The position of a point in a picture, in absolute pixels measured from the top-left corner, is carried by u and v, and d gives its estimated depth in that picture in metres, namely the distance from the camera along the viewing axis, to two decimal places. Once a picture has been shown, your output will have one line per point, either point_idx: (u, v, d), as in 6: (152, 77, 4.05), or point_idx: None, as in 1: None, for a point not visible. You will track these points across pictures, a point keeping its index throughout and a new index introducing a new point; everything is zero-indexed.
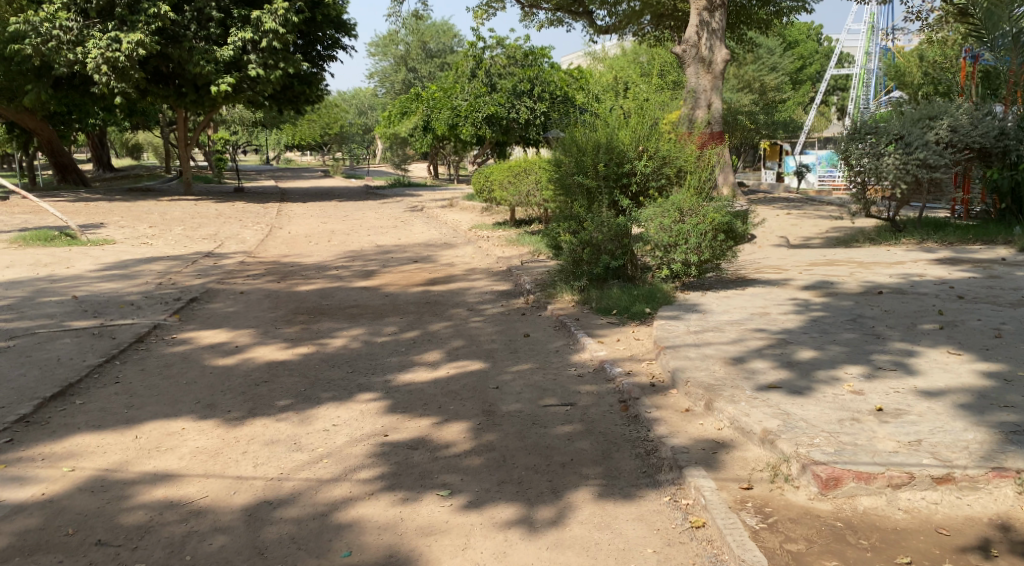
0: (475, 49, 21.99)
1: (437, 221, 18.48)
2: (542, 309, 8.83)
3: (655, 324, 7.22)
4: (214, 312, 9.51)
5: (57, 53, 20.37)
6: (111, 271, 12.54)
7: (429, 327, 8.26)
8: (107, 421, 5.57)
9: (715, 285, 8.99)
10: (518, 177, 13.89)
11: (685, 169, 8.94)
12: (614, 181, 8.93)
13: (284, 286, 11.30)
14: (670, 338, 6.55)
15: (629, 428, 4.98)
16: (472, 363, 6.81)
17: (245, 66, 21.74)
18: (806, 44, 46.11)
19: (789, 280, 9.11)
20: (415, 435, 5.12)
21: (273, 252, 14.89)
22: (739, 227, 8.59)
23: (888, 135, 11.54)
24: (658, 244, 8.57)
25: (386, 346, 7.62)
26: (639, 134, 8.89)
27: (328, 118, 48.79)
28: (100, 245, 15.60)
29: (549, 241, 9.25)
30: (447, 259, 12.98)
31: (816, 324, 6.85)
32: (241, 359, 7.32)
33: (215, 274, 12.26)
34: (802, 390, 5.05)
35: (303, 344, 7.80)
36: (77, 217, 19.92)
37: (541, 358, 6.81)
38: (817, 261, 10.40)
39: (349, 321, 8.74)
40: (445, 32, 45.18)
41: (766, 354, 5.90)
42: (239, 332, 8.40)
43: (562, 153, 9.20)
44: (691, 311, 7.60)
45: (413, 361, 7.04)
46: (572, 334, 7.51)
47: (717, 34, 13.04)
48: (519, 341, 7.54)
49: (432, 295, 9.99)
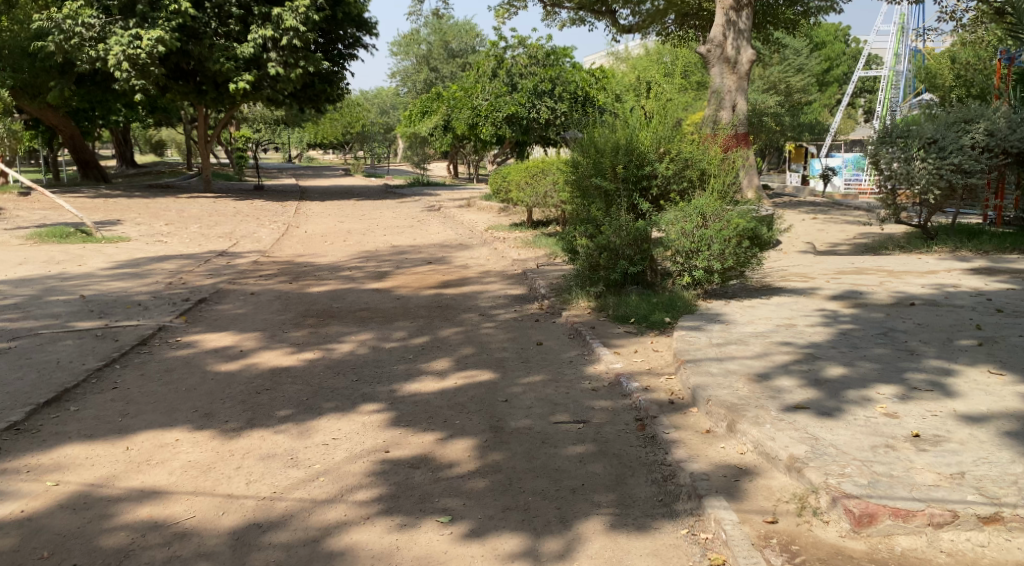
0: (496, 49, 21.51)
1: (454, 221, 18.24)
2: (557, 316, 8.55)
3: (675, 334, 6.92)
4: (223, 314, 9.29)
5: (79, 50, 20.38)
6: (122, 270, 12.39)
7: (440, 333, 7.99)
8: (99, 430, 5.35)
9: (738, 294, 8.66)
10: (537, 178, 13.59)
11: (709, 172, 8.60)
12: (634, 184, 8.61)
13: (296, 287, 11.09)
14: (691, 351, 6.24)
15: (646, 450, 4.69)
16: (483, 373, 6.53)
17: (266, 64, 21.59)
18: (833, 45, 45.48)
19: (816, 289, 8.76)
20: (418, 451, 4.85)
21: (287, 251, 14.69)
22: (765, 234, 8.27)
23: (920, 139, 11.15)
24: (679, 250, 8.27)
25: (394, 353, 7.35)
26: (660, 135, 8.55)
27: (350, 117, 48.75)
28: (115, 242, 15.47)
29: (565, 246, 8.96)
30: (462, 261, 12.72)
31: (846, 339, 6.53)
32: (244, 365, 7.08)
33: (227, 274, 12.08)
34: (831, 411, 4.72)
35: (309, 350, 7.56)
36: (94, 214, 19.85)
37: (555, 369, 6.52)
38: (844, 269, 10.04)
39: (358, 325, 8.49)
40: (467, 31, 44.76)
41: (792, 372, 5.58)
42: (245, 335, 8.18)
43: (580, 154, 8.89)
44: (713, 322, 7.29)
45: (422, 369, 6.78)
46: (588, 344, 7.22)
47: (744, 34, 12.76)
48: (532, 349, 7.25)
49: (445, 299, 9.73)
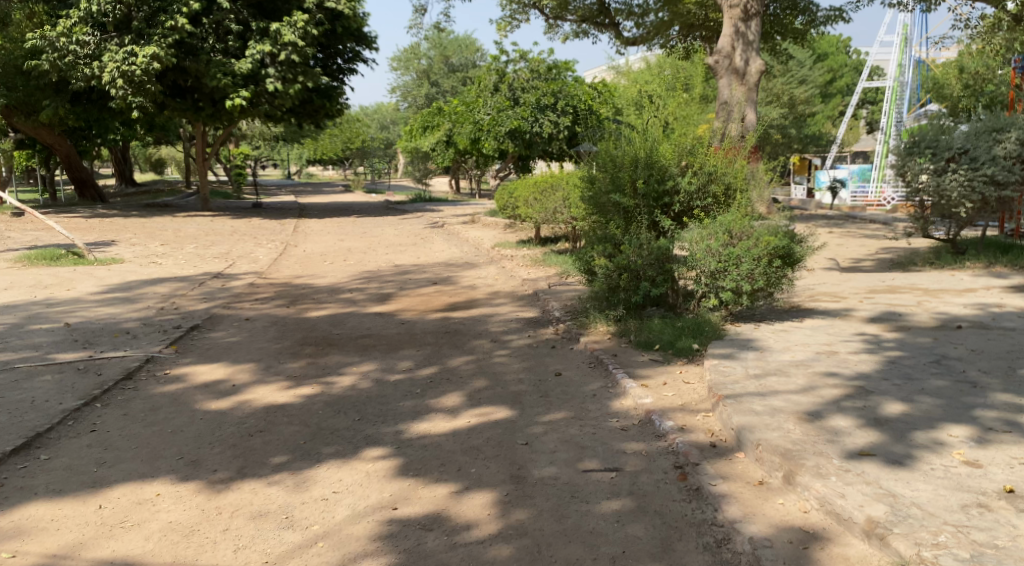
0: (497, 63, 21.18)
1: (458, 238, 17.69)
2: (575, 341, 7.95)
3: (706, 364, 6.33)
4: (216, 342, 8.70)
5: (73, 68, 19.93)
6: (113, 294, 11.81)
7: (449, 363, 7.41)
8: (70, 484, 4.77)
9: (768, 316, 8.07)
10: (545, 194, 13.02)
11: (734, 187, 8.08)
12: (654, 200, 8.09)
13: (294, 312, 10.50)
14: (728, 385, 5.65)
15: (691, 507, 4.13)
16: (498, 410, 5.95)
17: (264, 80, 21.02)
18: (835, 57, 45.01)
19: (851, 311, 8.18)
20: (430, 509, 4.30)
21: (285, 272, 14.14)
22: (797, 252, 7.65)
23: (950, 150, 10.60)
24: (705, 270, 7.70)
25: (400, 387, 6.76)
26: (682, 148, 8.09)
27: (350, 133, 48.32)
28: (107, 265, 14.90)
29: (581, 266, 8.32)
30: (468, 281, 12.14)
31: (896, 368, 5.96)
32: (236, 402, 6.47)
33: (222, 298, 11.51)
34: (901, 457, 4.16)
35: (308, 384, 6.96)
36: (88, 235, 19.30)
37: (577, 405, 5.93)
38: (876, 287, 9.48)
39: (360, 355, 7.90)
40: (468, 46, 44.57)
41: (846, 409, 5.00)
42: (238, 367, 7.59)
43: (596, 170, 8.41)
44: (746, 349, 6.71)
45: (431, 406, 6.18)
46: (611, 374, 6.64)
47: (753, 45, 12.05)
48: (550, 381, 6.66)
49: (452, 323, 9.14)
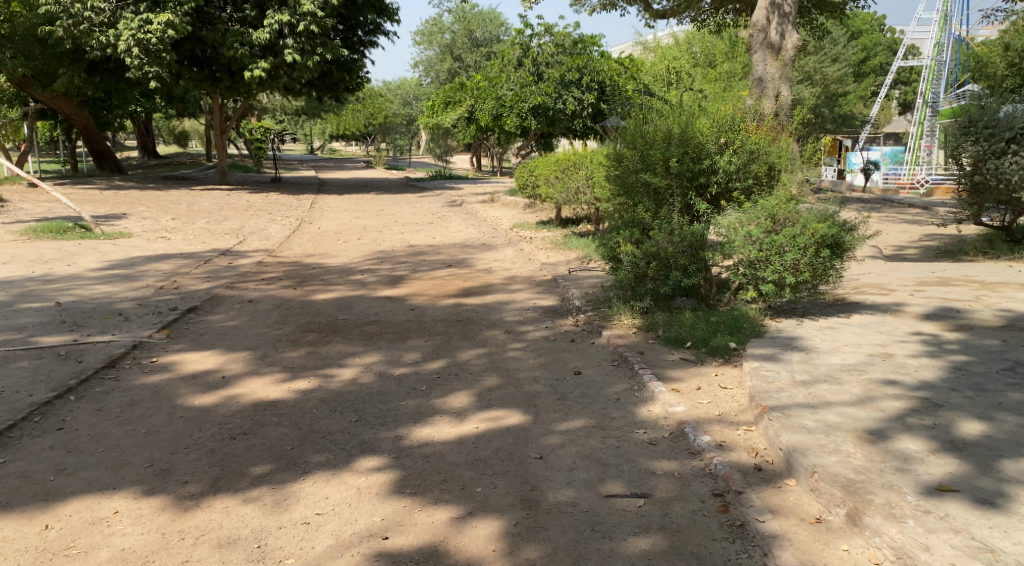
0: (522, 37, 20.19)
1: (476, 218, 17.01)
2: (597, 334, 7.27)
3: (746, 367, 5.67)
4: (212, 326, 8.09)
5: (88, 35, 19.36)
6: (114, 271, 11.26)
7: (459, 356, 6.76)
8: (19, 496, 4.25)
9: (811, 310, 7.34)
10: (568, 172, 12.29)
11: (778, 167, 7.39)
12: (689, 180, 7.41)
13: (300, 293, 9.90)
14: (773, 395, 4.97)
15: (735, 550, 3.56)
16: (511, 414, 5.30)
17: (282, 51, 20.33)
18: (870, 35, 43.57)
19: (903, 306, 7.42)
20: (426, 542, 3.75)
21: (295, 251, 13.54)
22: (848, 240, 6.88)
23: (1011, 129, 9.74)
24: (744, 258, 7.00)
25: (403, 383, 6.11)
26: (721, 124, 7.36)
27: (372, 108, 47.52)
28: (114, 240, 14.37)
29: (605, 252, 7.67)
30: (485, 263, 11.45)
31: (963, 377, 5.25)
32: (222, 397, 5.86)
33: (227, 277, 10.93)
34: (991, 495, 3.51)
35: (304, 377, 6.33)
36: (100, 207, 18.86)
37: (600, 411, 5.28)
38: (926, 279, 8.72)
39: (364, 344, 7.27)
40: (492, 20, 43.11)
41: (914, 427, 4.31)
42: (231, 355, 6.98)
43: (624, 147, 7.74)
44: (790, 350, 6.02)
45: (436, 407, 5.54)
46: (638, 374, 5.97)
47: (789, 17, 10.99)
48: (570, 380, 6.01)
49: (465, 310, 8.49)
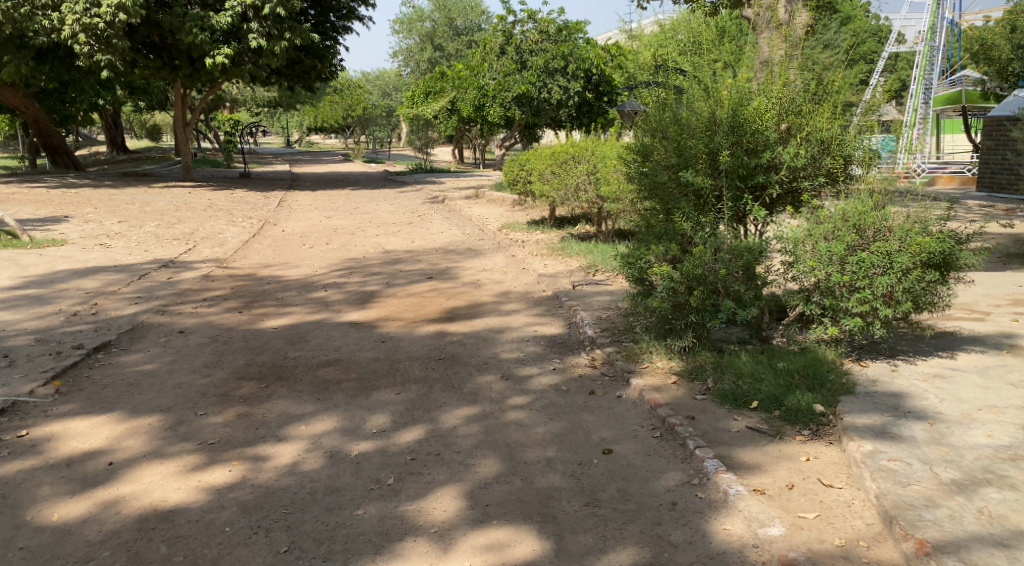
0: (503, 23, 17.99)
1: (459, 217, 15.22)
2: (623, 384, 5.49)
3: (854, 451, 3.95)
4: (121, 373, 6.21)
5: (30, 19, 17.14)
6: (25, 291, 9.31)
7: (441, 421, 4.98)
8: None
9: (902, 346, 5.63)
10: (566, 165, 10.45)
11: (852, 160, 5.75)
12: (741, 179, 5.73)
13: (246, 319, 8.03)
14: (926, 517, 3.34)
15: None
16: (520, 538, 3.62)
17: (246, 35, 18.30)
18: (862, 22, 42.05)
19: (1015, 339, 5.74)
20: None
21: (251, 260, 11.68)
22: (961, 256, 5.12)
23: None
24: (819, 283, 5.27)
25: (361, 472, 4.30)
26: (779, 105, 5.78)
27: (350, 99, 45.49)
28: (40, 249, 12.37)
29: (628, 271, 5.82)
30: (472, 274, 9.66)
31: None
32: (97, 504, 4.02)
33: (162, 298, 9.05)
34: None
35: (224, 462, 4.50)
36: (40, 209, 16.85)
37: (651, 534, 3.59)
38: (1020, 297, 7.01)
39: (314, 400, 5.45)
40: (473, 7, 41.27)
41: None
42: (132, 422, 5.13)
43: (650, 137, 6.12)
44: (905, 416, 4.34)
45: (410, 518, 3.82)
46: (695, 458, 4.22)
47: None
48: (599, 467, 4.24)
49: (448, 343, 6.68)
